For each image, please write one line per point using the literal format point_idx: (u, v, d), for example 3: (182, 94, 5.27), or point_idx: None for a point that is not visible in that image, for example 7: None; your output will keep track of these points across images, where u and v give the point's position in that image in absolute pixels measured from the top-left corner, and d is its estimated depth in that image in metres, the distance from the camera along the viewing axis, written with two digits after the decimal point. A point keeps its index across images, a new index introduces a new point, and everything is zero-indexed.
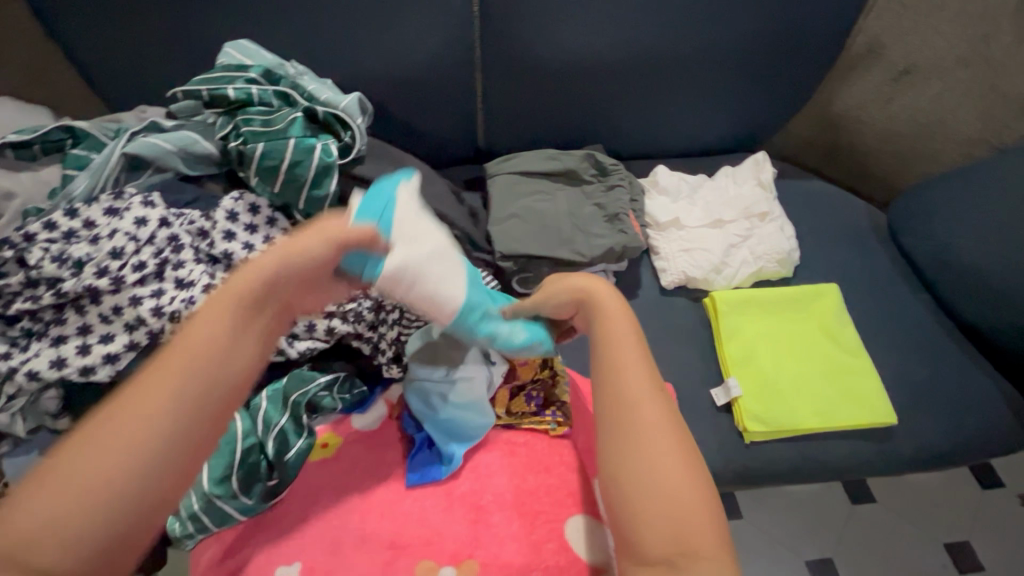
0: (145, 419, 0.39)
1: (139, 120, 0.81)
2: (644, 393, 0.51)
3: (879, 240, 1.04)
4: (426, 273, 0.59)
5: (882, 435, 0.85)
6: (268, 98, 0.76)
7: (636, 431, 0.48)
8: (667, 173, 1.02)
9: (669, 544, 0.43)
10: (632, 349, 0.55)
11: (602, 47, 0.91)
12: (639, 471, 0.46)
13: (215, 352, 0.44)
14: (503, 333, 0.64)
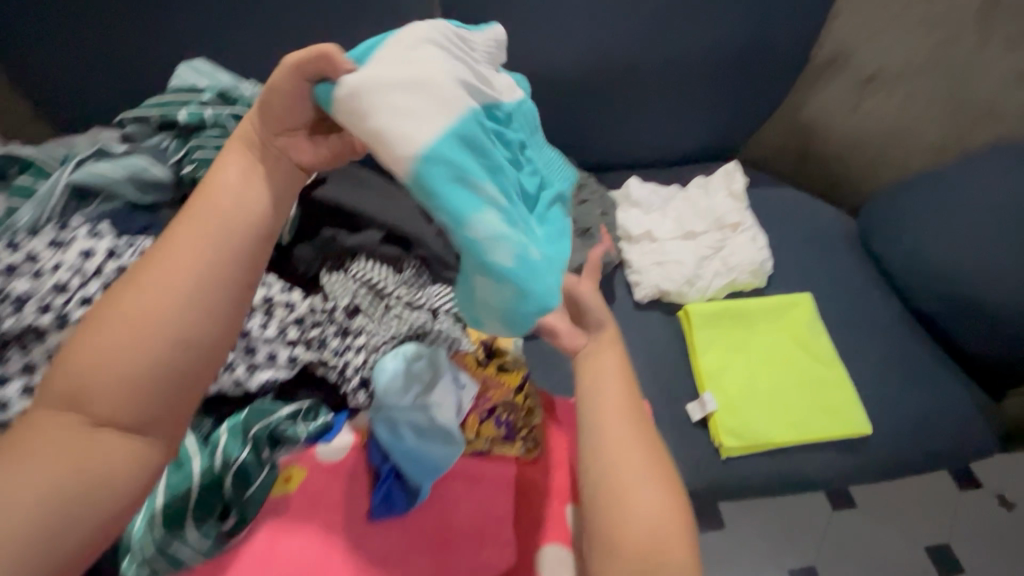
0: (168, 296, 0.43)
1: (91, 142, 0.77)
2: (626, 429, 0.58)
3: (850, 247, 1.04)
4: (387, 99, 0.42)
5: (857, 445, 0.85)
6: (223, 121, 0.74)
7: (623, 467, 0.56)
8: (638, 184, 1.02)
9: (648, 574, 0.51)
10: (619, 385, 0.61)
11: (568, 59, 0.90)
12: (621, 502, 0.54)
13: (227, 238, 0.46)
14: (479, 236, 0.43)
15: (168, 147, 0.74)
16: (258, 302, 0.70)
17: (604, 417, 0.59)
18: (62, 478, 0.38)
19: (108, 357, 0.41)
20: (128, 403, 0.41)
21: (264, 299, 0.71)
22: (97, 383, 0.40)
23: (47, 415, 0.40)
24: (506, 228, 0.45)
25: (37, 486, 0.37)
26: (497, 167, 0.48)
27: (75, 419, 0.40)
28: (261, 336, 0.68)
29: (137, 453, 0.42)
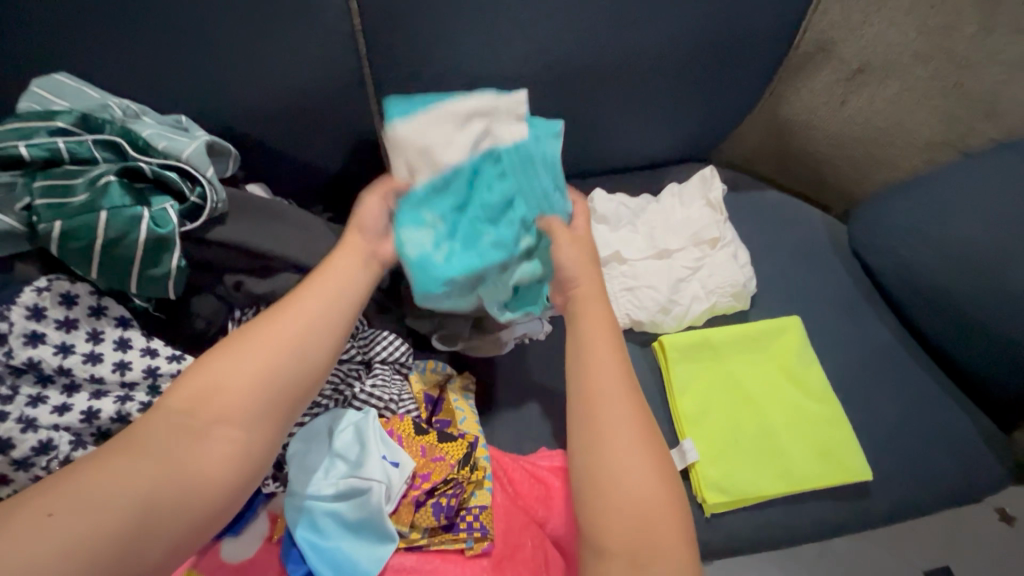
0: (281, 337, 0.55)
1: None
2: (621, 401, 0.58)
3: (841, 258, 0.94)
4: (410, 148, 0.61)
5: (854, 491, 0.76)
6: (85, 151, 0.60)
7: (610, 432, 0.56)
8: (604, 198, 0.90)
9: (633, 550, 0.51)
10: (609, 352, 0.60)
11: (514, 59, 0.77)
12: (620, 476, 0.54)
13: (334, 296, 0.59)
14: (409, 240, 0.61)
15: (15, 187, 0.59)
16: (139, 377, 0.57)
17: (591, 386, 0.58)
18: (178, 471, 0.48)
19: (221, 384, 0.52)
20: (240, 419, 0.51)
21: (147, 371, 0.58)
22: (211, 401, 0.51)
23: (172, 416, 0.50)
24: (432, 242, 0.62)
25: (161, 472, 0.47)
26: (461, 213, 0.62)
27: (191, 422, 0.50)
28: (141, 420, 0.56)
29: (235, 459, 0.51)
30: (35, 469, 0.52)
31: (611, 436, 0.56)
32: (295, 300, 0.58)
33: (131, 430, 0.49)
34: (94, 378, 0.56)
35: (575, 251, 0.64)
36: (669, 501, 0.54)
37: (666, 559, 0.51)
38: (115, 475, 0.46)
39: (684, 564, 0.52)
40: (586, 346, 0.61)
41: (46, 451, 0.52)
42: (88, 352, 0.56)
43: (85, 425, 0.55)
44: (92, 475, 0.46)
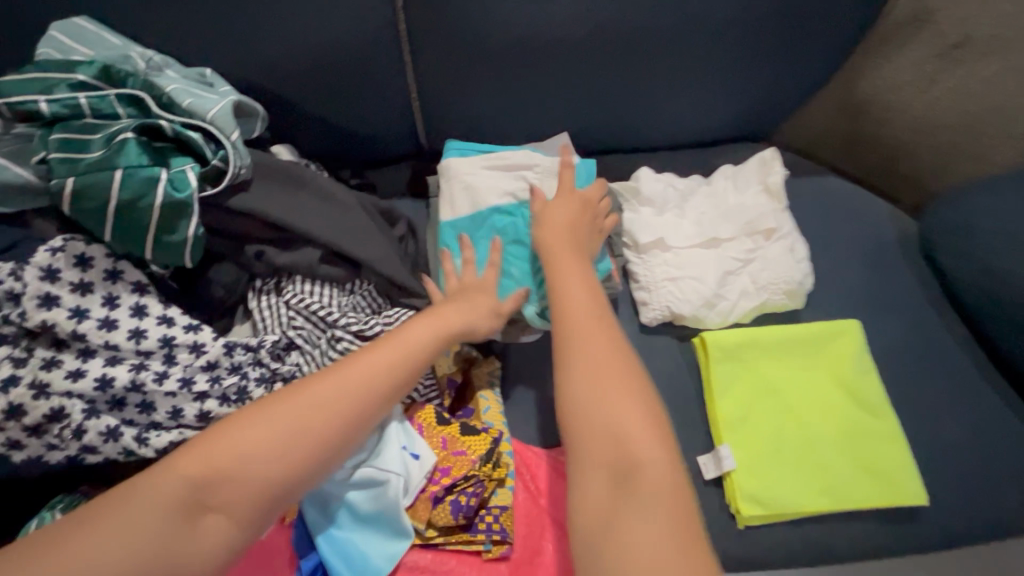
0: (323, 423, 0.49)
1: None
2: (600, 333, 0.56)
3: (909, 257, 0.85)
4: (457, 188, 0.72)
5: (904, 515, 0.70)
6: (106, 107, 0.56)
7: (585, 341, 0.56)
8: (651, 177, 0.83)
9: (613, 461, 0.49)
10: (584, 293, 0.60)
11: (563, 19, 0.70)
12: (597, 398, 0.51)
13: (390, 381, 0.53)
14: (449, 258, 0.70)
15: (33, 139, 0.56)
16: (154, 347, 0.55)
17: (563, 302, 0.60)
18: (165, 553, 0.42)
19: (246, 459, 0.46)
20: (245, 508, 0.45)
21: (163, 341, 0.55)
22: (228, 479, 0.45)
23: (179, 480, 0.44)
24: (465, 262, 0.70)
25: (147, 550, 0.41)
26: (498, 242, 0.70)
27: (196, 494, 0.44)
28: (157, 391, 0.54)
29: (227, 549, 0.44)
30: (48, 436, 0.51)
31: (588, 362, 0.54)
32: (352, 379, 0.51)
33: (128, 486, 0.44)
34: (109, 346, 0.54)
35: (562, 209, 0.68)
36: (649, 426, 0.50)
37: (647, 468, 0.48)
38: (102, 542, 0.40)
39: (674, 491, 0.47)
40: (561, 288, 0.61)
41: (58, 418, 0.51)
42: (104, 317, 0.54)
43: (99, 395, 0.52)
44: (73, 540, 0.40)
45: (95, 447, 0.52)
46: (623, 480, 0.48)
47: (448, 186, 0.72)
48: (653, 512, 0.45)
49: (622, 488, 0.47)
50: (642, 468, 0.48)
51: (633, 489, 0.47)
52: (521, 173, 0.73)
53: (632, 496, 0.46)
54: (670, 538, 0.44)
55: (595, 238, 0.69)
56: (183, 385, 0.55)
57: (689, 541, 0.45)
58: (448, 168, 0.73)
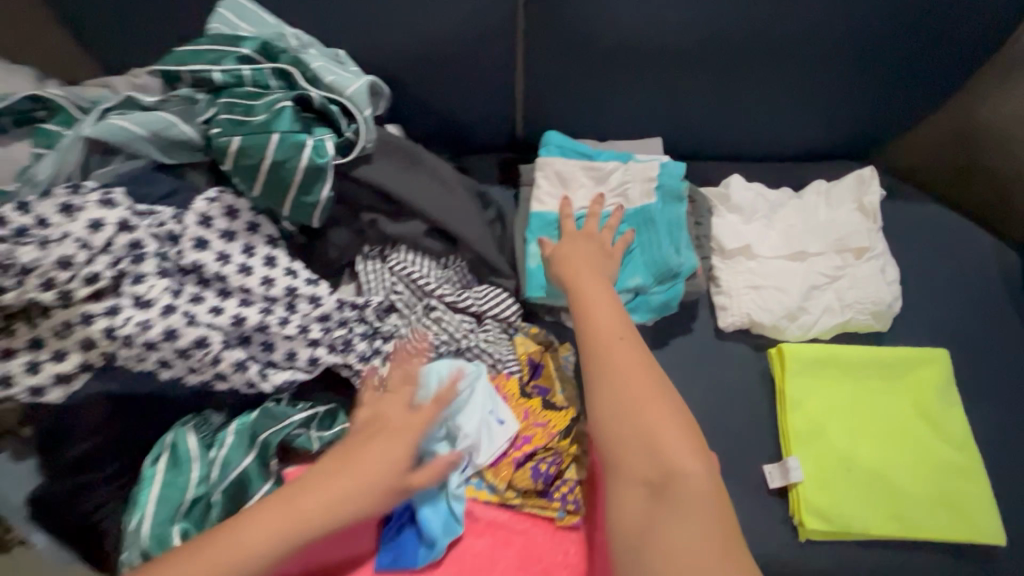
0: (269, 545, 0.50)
1: (131, 81, 0.68)
2: (626, 352, 0.58)
3: (1011, 293, 0.82)
4: (550, 186, 0.79)
5: (980, 555, 0.67)
6: (264, 79, 0.63)
7: (613, 360, 0.57)
8: (742, 185, 0.83)
9: (649, 474, 0.52)
10: (608, 307, 0.62)
11: (676, 23, 0.72)
12: (625, 422, 0.54)
13: (341, 498, 0.52)
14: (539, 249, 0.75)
15: (199, 102, 0.63)
16: (280, 294, 0.62)
17: (588, 324, 0.61)
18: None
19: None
20: None
21: (287, 290, 0.62)
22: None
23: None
24: None
25: None
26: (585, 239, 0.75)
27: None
28: (279, 333, 0.61)
29: None
30: (192, 360, 0.58)
31: (621, 382, 0.56)
32: (307, 491, 0.52)
33: None
34: (243, 289, 0.61)
35: (584, 242, 0.71)
36: (682, 440, 0.53)
37: (683, 479, 0.51)
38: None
39: (709, 506, 0.50)
40: (583, 307, 0.62)
41: (202, 346, 0.57)
42: (242, 262, 0.61)
43: (232, 330, 0.59)
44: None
45: (226, 375, 0.59)
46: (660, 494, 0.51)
47: (541, 179, 0.79)
48: (688, 517, 0.49)
49: (659, 502, 0.51)
50: (677, 480, 0.51)
51: (670, 500, 0.50)
52: (615, 176, 0.79)
53: (669, 508, 0.50)
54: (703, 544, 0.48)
55: (615, 263, 0.70)
56: (300, 331, 0.61)
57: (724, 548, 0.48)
58: (545, 166, 0.80)
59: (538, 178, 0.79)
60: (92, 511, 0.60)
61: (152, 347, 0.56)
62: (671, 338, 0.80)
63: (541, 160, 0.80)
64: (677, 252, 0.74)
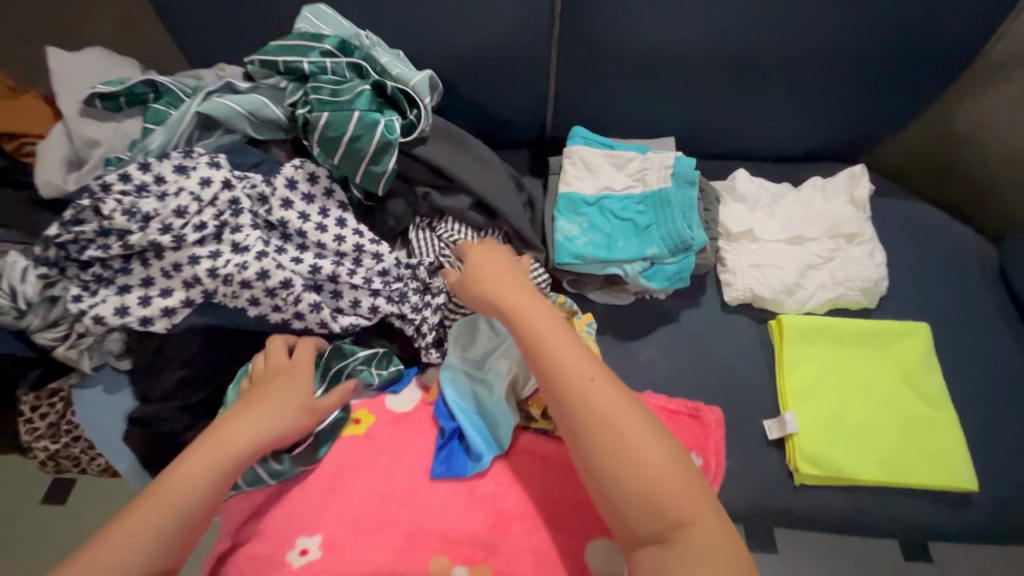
0: (210, 470, 0.55)
1: (218, 79, 0.82)
2: (605, 392, 0.58)
3: (987, 279, 0.91)
4: (576, 172, 0.91)
5: (953, 501, 0.77)
6: (341, 71, 0.75)
7: (589, 416, 0.57)
8: (746, 178, 0.94)
9: (656, 529, 0.53)
10: (570, 348, 0.61)
11: (691, 34, 0.84)
12: (622, 472, 0.54)
13: (269, 417, 0.59)
14: (565, 224, 0.87)
15: (286, 89, 0.76)
16: (349, 250, 0.72)
17: (556, 378, 0.59)
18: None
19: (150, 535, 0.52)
20: None
21: (355, 247, 0.72)
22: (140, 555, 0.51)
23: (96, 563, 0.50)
24: (576, 230, 0.86)
25: None
26: (605, 218, 0.87)
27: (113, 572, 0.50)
28: (348, 282, 0.71)
29: None
30: (277, 299, 0.68)
31: (605, 439, 0.56)
32: (242, 411, 0.59)
33: None
34: (319, 243, 0.71)
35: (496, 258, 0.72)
36: (676, 474, 0.54)
37: (691, 526, 0.52)
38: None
39: (717, 542, 0.52)
40: (548, 350, 0.61)
41: (287, 287, 0.68)
42: (319, 222, 0.71)
43: (309, 277, 0.70)
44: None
45: (303, 315, 0.69)
46: (668, 536, 0.52)
47: (568, 166, 0.91)
48: (704, 564, 0.50)
49: (667, 544, 0.52)
50: (682, 521, 0.52)
51: (680, 542, 0.52)
52: (633, 165, 0.91)
53: (682, 559, 0.51)
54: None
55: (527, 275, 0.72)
56: (365, 282, 0.71)
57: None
58: (572, 154, 0.92)
59: (565, 165, 0.92)
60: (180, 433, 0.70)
61: (246, 286, 0.67)
62: (682, 310, 0.90)
63: (569, 150, 0.92)
64: (688, 230, 0.84)
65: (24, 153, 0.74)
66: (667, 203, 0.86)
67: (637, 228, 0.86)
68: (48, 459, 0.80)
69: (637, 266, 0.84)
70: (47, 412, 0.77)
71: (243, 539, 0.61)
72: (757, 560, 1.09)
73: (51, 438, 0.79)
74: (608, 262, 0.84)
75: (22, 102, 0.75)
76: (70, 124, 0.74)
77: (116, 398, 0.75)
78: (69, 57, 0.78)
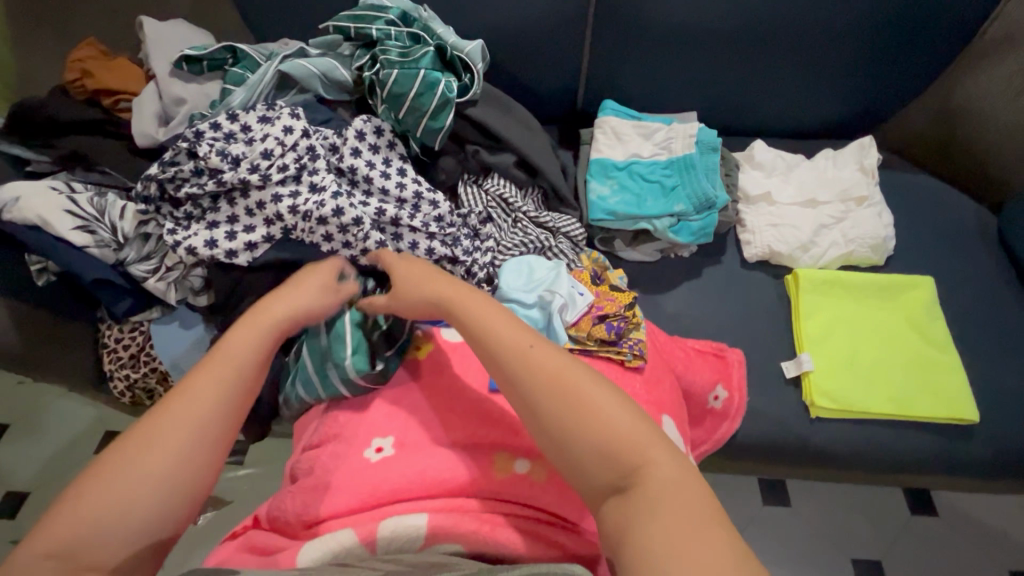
0: (256, 335, 0.60)
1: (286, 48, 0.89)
2: (546, 354, 0.55)
3: (986, 241, 0.99)
4: (607, 140, 0.99)
5: (954, 434, 0.84)
6: (402, 38, 0.84)
7: (529, 380, 0.54)
8: (764, 148, 1.02)
9: (616, 477, 0.49)
10: (504, 318, 0.59)
11: (715, 13, 0.93)
12: (575, 425, 0.51)
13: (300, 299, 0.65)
14: (598, 185, 0.94)
15: (352, 55, 0.85)
16: (410, 196, 0.80)
17: (494, 348, 0.57)
18: (185, 478, 0.50)
19: (205, 397, 0.54)
20: (188, 434, 0.52)
21: (415, 193, 0.80)
22: (201, 415, 0.53)
23: (171, 425, 0.52)
24: (608, 190, 0.94)
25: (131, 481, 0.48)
26: (634, 181, 0.95)
27: (176, 432, 0.51)
28: (409, 225, 0.78)
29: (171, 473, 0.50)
30: (348, 236, 0.75)
31: (549, 399, 0.53)
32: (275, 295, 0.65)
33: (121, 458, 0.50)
34: (383, 189, 0.79)
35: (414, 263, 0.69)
36: (628, 420, 0.52)
37: (651, 464, 0.49)
38: (126, 495, 0.48)
39: (677, 483, 0.48)
40: (481, 324, 0.59)
41: (358, 225, 0.75)
42: (383, 169, 0.79)
43: (375, 218, 0.77)
44: (79, 496, 0.47)
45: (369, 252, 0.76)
46: (627, 483, 0.49)
47: (600, 135, 0.99)
48: (668, 507, 0.46)
49: (628, 493, 0.49)
50: (640, 465, 0.49)
51: (640, 488, 0.48)
52: (660, 133, 0.98)
53: (645, 501, 0.47)
54: (683, 524, 0.45)
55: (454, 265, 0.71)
56: (423, 224, 0.79)
57: (706, 524, 0.45)
58: (603, 124, 1.00)
59: (597, 134, 0.99)
60: None
61: (322, 222, 0.74)
62: (704, 267, 0.98)
63: (600, 120, 1.00)
64: (712, 189, 0.92)
65: (119, 109, 0.83)
66: (693, 166, 0.94)
67: (664, 188, 0.94)
68: (128, 390, 0.85)
69: (664, 222, 0.92)
70: (129, 343, 0.82)
71: (323, 441, 0.68)
72: (771, 512, 1.16)
73: (132, 368, 0.83)
74: (638, 217, 0.92)
75: (120, 64, 0.85)
76: (161, 84, 0.83)
77: (193, 331, 0.81)
78: (159, 26, 0.87)
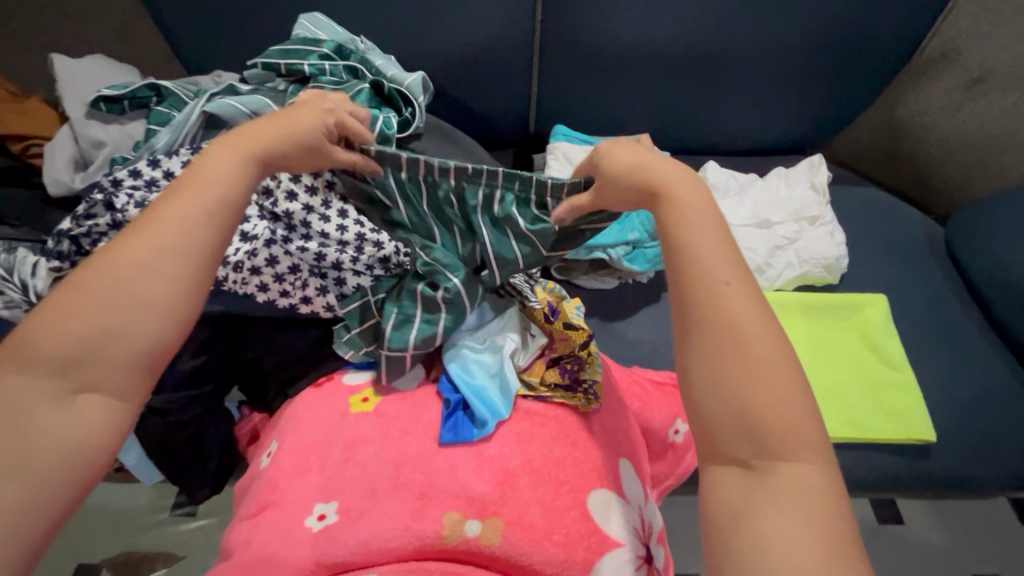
0: (237, 163, 0.52)
1: (215, 83, 0.84)
2: (737, 303, 0.46)
3: (936, 255, 1.00)
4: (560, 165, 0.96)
5: (913, 453, 0.84)
6: (338, 72, 0.80)
7: (724, 311, 0.45)
8: (716, 170, 1.02)
9: (748, 451, 0.42)
10: (716, 239, 0.49)
11: (661, 38, 0.92)
12: (735, 374, 0.43)
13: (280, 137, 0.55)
14: None
15: (286, 90, 0.80)
16: (351, 238, 0.74)
17: (688, 267, 0.48)
18: (174, 317, 0.45)
19: (182, 231, 0.46)
20: (170, 261, 0.45)
21: (357, 235, 0.74)
22: (184, 246, 0.46)
23: (146, 250, 0.45)
24: None
25: (111, 305, 0.43)
26: None
27: (160, 269, 0.45)
28: (350, 269, 0.74)
29: (152, 300, 0.44)
30: (285, 284, 0.74)
31: (734, 335, 0.44)
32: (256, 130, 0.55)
33: (89, 279, 0.44)
34: (322, 232, 0.73)
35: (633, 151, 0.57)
36: (802, 412, 0.42)
37: (791, 469, 0.41)
38: (105, 321, 0.42)
39: (813, 494, 0.40)
40: (684, 233, 0.50)
41: (294, 272, 0.74)
42: (323, 213, 0.73)
43: (314, 264, 0.74)
44: (41, 321, 0.42)
45: (309, 299, 0.75)
46: (759, 465, 0.41)
47: (551, 160, 0.96)
48: (792, 511, 0.39)
49: (757, 475, 0.41)
50: (782, 454, 0.41)
51: (768, 482, 0.41)
52: None
53: (767, 495, 0.40)
54: (808, 542, 0.37)
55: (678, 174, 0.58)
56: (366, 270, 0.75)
57: (826, 538, 0.37)
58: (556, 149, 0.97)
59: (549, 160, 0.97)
60: (193, 423, 0.77)
61: (255, 272, 0.73)
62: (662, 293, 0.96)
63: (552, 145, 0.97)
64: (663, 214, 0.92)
65: (31, 154, 0.79)
66: None
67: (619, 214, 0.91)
68: None
69: (620, 250, 0.90)
70: None
71: (261, 508, 0.63)
72: None
73: None
74: (593, 247, 0.88)
75: (28, 105, 0.80)
76: (77, 126, 0.77)
77: None
78: (77, 64, 0.82)
